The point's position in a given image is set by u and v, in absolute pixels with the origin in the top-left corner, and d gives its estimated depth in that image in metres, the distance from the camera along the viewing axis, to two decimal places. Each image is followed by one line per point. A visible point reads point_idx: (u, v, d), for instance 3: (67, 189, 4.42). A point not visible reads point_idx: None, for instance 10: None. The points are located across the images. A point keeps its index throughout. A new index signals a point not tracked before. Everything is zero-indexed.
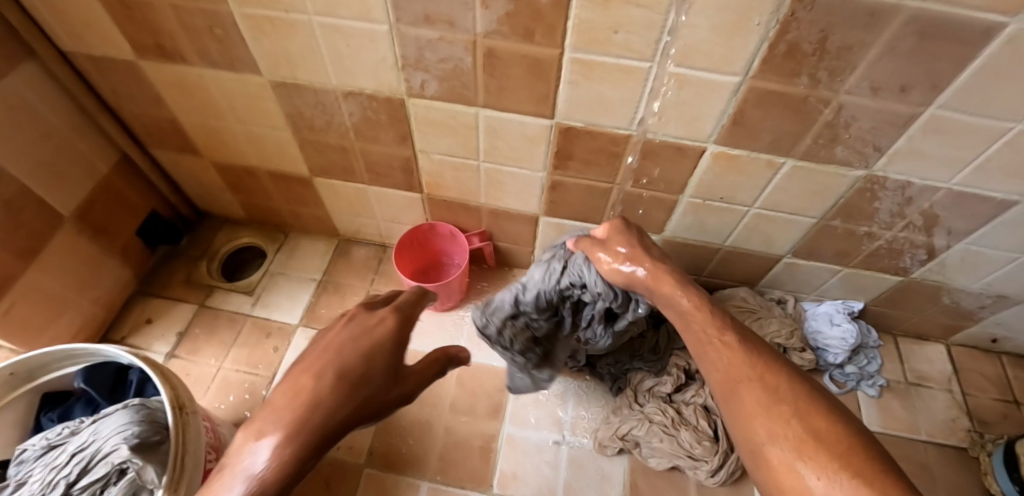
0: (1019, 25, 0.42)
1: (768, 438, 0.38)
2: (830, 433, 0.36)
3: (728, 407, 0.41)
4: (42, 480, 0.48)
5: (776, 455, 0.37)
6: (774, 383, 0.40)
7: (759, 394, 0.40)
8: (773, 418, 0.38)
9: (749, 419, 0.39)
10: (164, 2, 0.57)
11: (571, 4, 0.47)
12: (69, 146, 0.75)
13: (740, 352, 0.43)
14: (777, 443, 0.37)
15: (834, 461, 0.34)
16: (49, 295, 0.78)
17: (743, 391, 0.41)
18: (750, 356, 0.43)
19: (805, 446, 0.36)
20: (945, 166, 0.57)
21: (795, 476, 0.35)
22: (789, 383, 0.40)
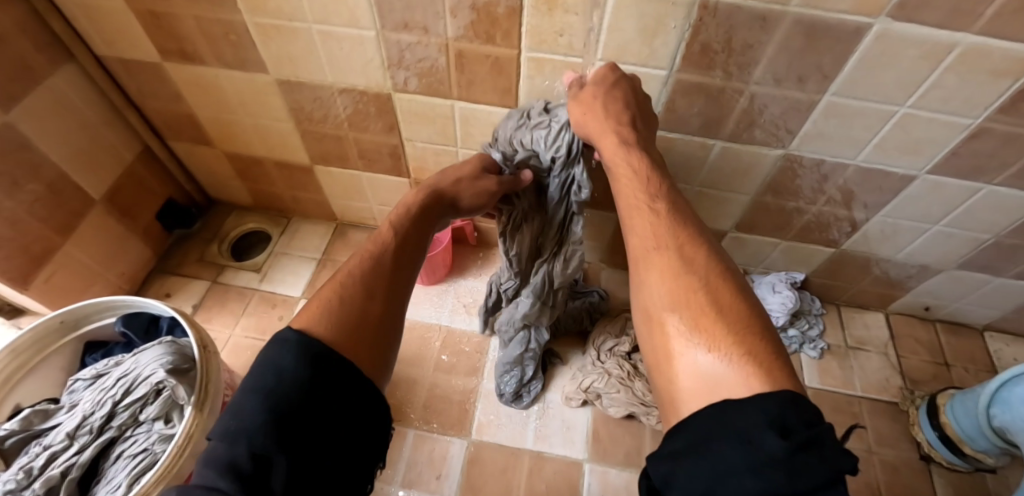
0: (882, 26, 0.51)
1: (666, 308, 0.37)
2: (738, 315, 0.35)
3: (642, 277, 0.40)
4: (93, 399, 0.61)
5: (667, 322, 0.36)
6: (697, 261, 0.39)
7: (675, 266, 0.39)
8: (681, 289, 0.37)
9: (656, 289, 0.38)
10: (186, 13, 0.68)
11: (522, 12, 0.58)
12: (100, 137, 0.86)
13: (674, 227, 0.42)
14: (675, 311, 0.36)
15: (723, 335, 0.33)
16: (81, 267, 0.89)
17: (659, 262, 0.40)
18: (675, 232, 0.41)
19: (704, 318, 0.35)
20: (850, 145, 0.67)
21: (682, 343, 0.34)
22: (710, 264, 0.39)
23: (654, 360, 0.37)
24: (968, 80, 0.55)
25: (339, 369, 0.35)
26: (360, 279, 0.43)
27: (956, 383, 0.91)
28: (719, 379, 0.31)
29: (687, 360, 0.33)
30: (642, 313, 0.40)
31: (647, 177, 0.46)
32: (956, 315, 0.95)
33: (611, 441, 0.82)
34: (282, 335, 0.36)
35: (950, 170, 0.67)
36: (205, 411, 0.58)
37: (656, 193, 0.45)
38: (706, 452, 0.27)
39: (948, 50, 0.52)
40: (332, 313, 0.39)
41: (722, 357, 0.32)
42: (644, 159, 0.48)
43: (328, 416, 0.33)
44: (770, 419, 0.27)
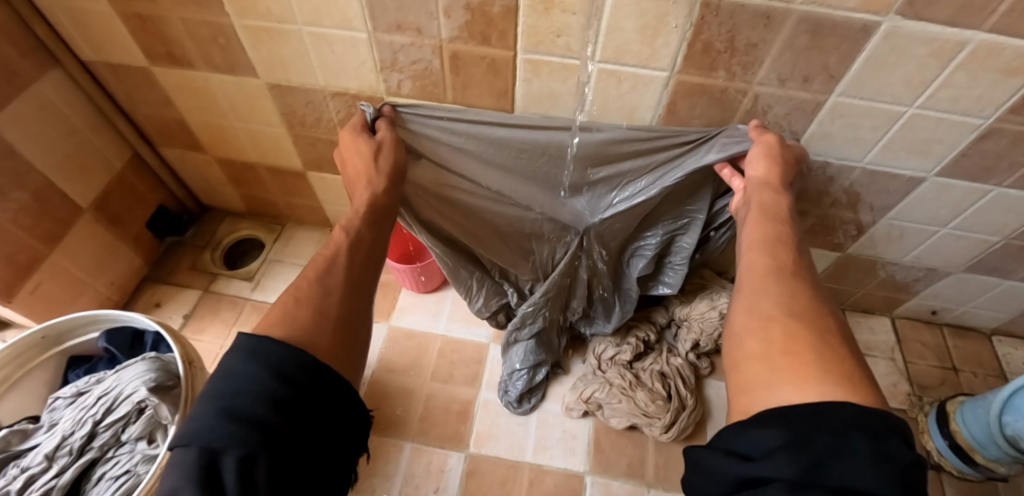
0: (891, 23, 0.49)
1: (783, 315, 0.39)
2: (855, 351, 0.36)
3: (760, 288, 0.43)
4: (73, 418, 0.58)
5: (782, 326, 0.38)
6: (820, 296, 0.42)
7: (800, 291, 0.42)
8: (805, 309, 0.40)
9: (777, 300, 0.41)
10: (174, 15, 0.66)
11: (518, 12, 0.56)
12: (88, 144, 0.84)
13: (798, 266, 0.46)
14: (794, 321, 0.38)
15: (845, 355, 0.35)
16: (69, 277, 0.87)
17: (781, 283, 0.43)
18: (805, 271, 0.46)
19: (824, 335, 0.37)
20: (855, 147, 0.65)
21: (780, 342, 0.37)
22: (829, 302, 0.42)
23: (741, 355, 0.38)
24: (980, 78, 0.53)
25: (314, 378, 0.35)
26: (321, 280, 0.44)
27: (965, 389, 0.89)
28: (824, 383, 0.32)
29: (797, 366, 0.34)
30: (741, 317, 0.42)
31: (783, 224, 0.51)
32: (963, 318, 0.94)
33: (613, 451, 0.80)
34: (239, 343, 0.36)
35: (959, 171, 0.65)
36: None
37: (791, 238, 0.50)
38: (831, 434, 0.27)
39: (958, 47, 0.50)
40: (296, 318, 0.40)
41: (831, 376, 0.32)
42: (787, 211, 0.53)
43: (307, 421, 0.33)
44: (892, 430, 0.28)
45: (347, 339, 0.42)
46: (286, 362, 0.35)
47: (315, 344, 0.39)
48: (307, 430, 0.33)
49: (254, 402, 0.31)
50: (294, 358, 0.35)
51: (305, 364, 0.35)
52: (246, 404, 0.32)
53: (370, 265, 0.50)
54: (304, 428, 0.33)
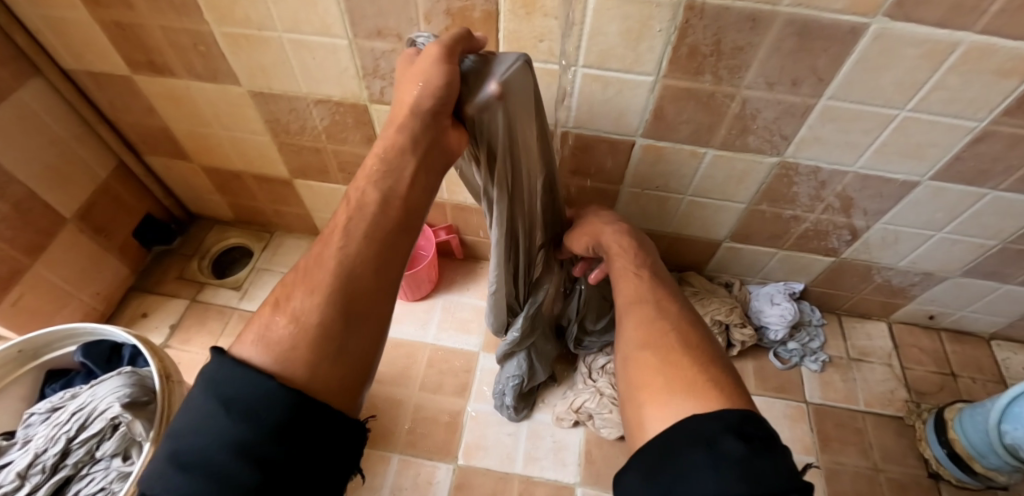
0: (879, 25, 0.48)
1: (639, 348, 0.45)
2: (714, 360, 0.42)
3: (623, 327, 0.49)
4: (46, 435, 0.57)
5: (639, 359, 0.44)
6: (669, 312, 0.48)
7: (651, 318, 0.48)
8: (654, 333, 0.46)
9: (632, 336, 0.47)
10: (153, 23, 0.65)
11: (499, 17, 0.55)
12: (71, 153, 0.83)
13: (651, 287, 0.52)
14: (648, 349, 0.44)
15: (689, 368, 0.40)
16: (52, 288, 0.86)
17: (638, 314, 0.49)
18: (654, 291, 0.52)
19: (672, 356, 0.42)
20: (846, 151, 0.64)
21: (638, 377, 0.42)
22: (680, 315, 0.48)
23: (625, 395, 0.43)
24: (973, 81, 0.51)
25: (276, 407, 0.28)
26: (330, 290, 0.34)
27: (964, 395, 0.88)
28: (675, 405, 0.37)
29: (654, 395, 0.39)
30: (621, 353, 0.47)
31: (633, 257, 0.57)
32: (962, 323, 0.92)
33: (605, 463, 0.78)
34: (209, 373, 0.30)
35: (954, 175, 0.63)
36: None
37: (640, 263, 0.56)
38: (676, 461, 0.32)
39: (950, 49, 0.49)
40: (295, 350, 0.32)
41: (681, 394, 0.38)
42: (629, 242, 0.58)
43: (273, 453, 0.27)
44: (729, 429, 0.32)
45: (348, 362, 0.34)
46: (246, 390, 0.29)
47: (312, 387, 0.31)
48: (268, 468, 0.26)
49: (209, 444, 0.26)
50: (253, 385, 0.29)
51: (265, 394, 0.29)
52: (200, 447, 0.27)
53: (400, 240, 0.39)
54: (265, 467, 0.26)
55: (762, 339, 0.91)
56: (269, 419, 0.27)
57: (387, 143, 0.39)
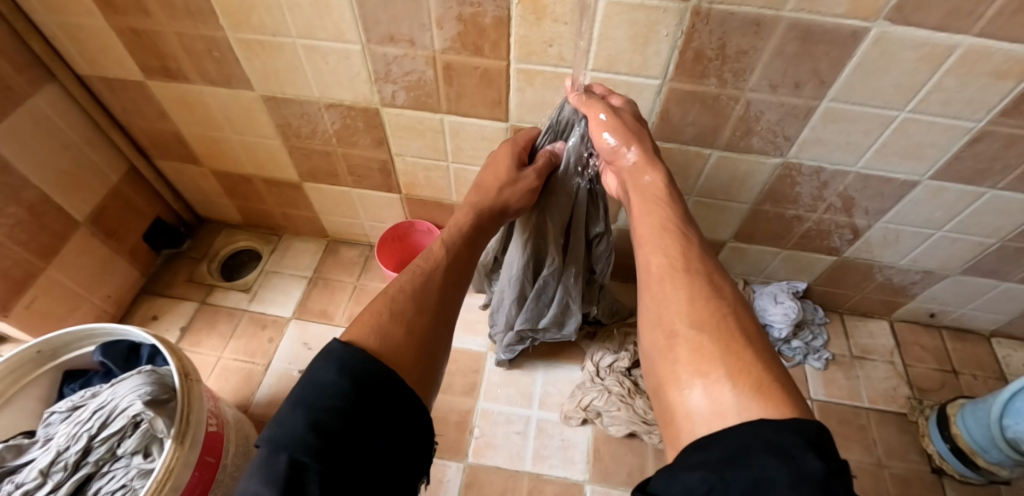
0: (880, 29, 0.50)
1: (690, 328, 0.37)
2: (763, 345, 0.36)
3: (666, 292, 0.41)
4: (67, 433, 0.58)
5: (691, 341, 0.36)
6: (724, 291, 0.40)
7: (700, 293, 0.40)
8: (709, 313, 0.38)
9: (679, 310, 0.39)
10: (169, 30, 0.66)
11: (510, 23, 0.56)
12: (84, 158, 0.84)
13: (699, 255, 0.44)
14: (699, 331, 0.37)
15: (752, 361, 0.33)
16: (64, 291, 0.87)
17: (683, 286, 0.41)
18: (703, 262, 0.43)
19: (733, 345, 0.35)
20: (848, 151, 0.65)
21: (690, 370, 0.35)
22: (734, 295, 0.40)
23: (662, 376, 0.37)
24: (969, 82, 0.53)
25: (382, 386, 0.33)
26: (412, 298, 0.43)
27: (965, 392, 0.89)
28: (740, 403, 0.31)
29: (711, 382, 0.33)
30: (656, 332, 0.40)
31: (674, 210, 0.48)
32: (962, 321, 0.93)
33: (613, 460, 0.79)
34: (328, 347, 0.35)
35: (953, 174, 0.65)
36: (186, 444, 0.56)
37: (684, 223, 0.47)
38: (743, 465, 0.26)
39: (947, 52, 0.51)
40: (380, 326, 0.39)
41: (746, 390, 0.31)
42: (668, 191, 0.50)
43: (381, 433, 0.31)
44: (809, 444, 0.26)
45: (420, 353, 0.39)
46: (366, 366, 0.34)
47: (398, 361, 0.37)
48: (367, 438, 0.30)
49: (339, 399, 0.31)
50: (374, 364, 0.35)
51: (378, 369, 0.34)
52: (318, 398, 0.31)
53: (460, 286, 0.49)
54: (362, 441, 0.30)
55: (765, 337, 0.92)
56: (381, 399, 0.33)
57: (455, 222, 0.54)
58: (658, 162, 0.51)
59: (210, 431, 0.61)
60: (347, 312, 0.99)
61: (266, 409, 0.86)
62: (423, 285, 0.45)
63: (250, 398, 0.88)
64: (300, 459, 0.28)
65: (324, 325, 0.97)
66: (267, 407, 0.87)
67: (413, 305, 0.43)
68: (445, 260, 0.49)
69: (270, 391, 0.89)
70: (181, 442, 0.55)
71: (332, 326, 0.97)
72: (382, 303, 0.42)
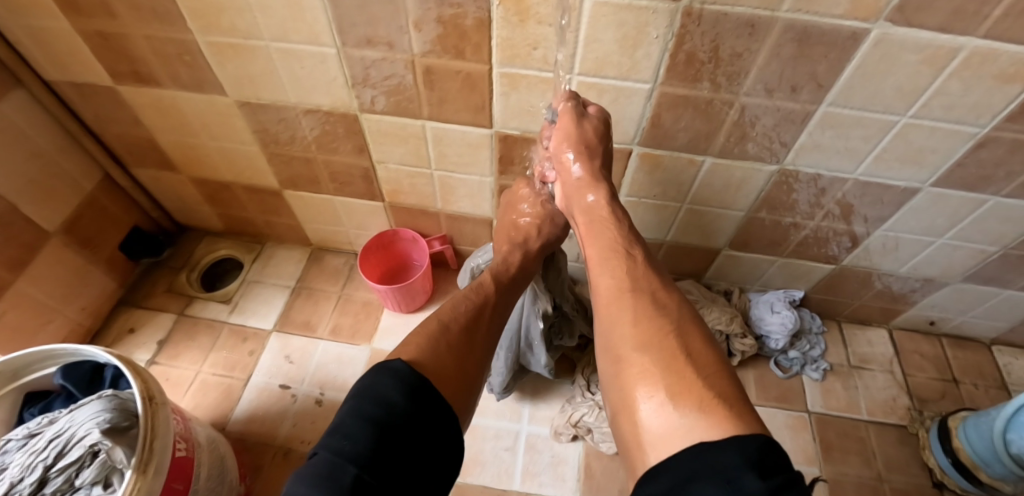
0: (881, 30, 0.47)
1: (635, 350, 0.36)
2: (713, 360, 0.35)
3: (612, 313, 0.40)
4: (22, 463, 0.55)
5: (636, 364, 0.35)
6: (667, 305, 0.40)
7: (644, 311, 0.39)
8: (652, 331, 0.36)
9: (625, 331, 0.38)
10: (137, 33, 0.63)
11: (492, 24, 0.53)
12: (54, 166, 0.80)
13: (644, 272, 0.44)
14: (643, 351, 0.35)
15: (696, 380, 0.32)
16: (36, 305, 0.83)
17: (629, 305, 0.40)
18: (648, 279, 0.43)
19: (677, 363, 0.34)
20: (847, 157, 0.63)
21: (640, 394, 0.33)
22: (681, 310, 0.39)
23: (618, 404, 0.36)
24: (973, 86, 0.50)
25: (436, 416, 0.39)
26: (467, 333, 0.50)
27: (966, 402, 0.87)
28: (689, 426, 0.29)
29: (661, 406, 0.32)
30: (608, 357, 0.39)
31: (621, 229, 0.50)
32: (962, 328, 0.91)
33: (605, 478, 0.76)
34: (394, 365, 0.40)
35: (954, 181, 0.62)
36: (149, 472, 0.52)
37: (627, 241, 0.48)
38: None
39: (951, 54, 0.48)
40: (433, 347, 0.45)
41: (691, 411, 0.30)
42: (611, 210, 0.52)
43: (417, 447, 0.36)
44: (749, 466, 0.25)
45: (469, 386, 0.45)
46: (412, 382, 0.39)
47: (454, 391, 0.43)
48: (415, 462, 0.36)
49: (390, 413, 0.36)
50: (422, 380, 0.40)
51: (434, 397, 0.40)
52: (381, 416, 0.36)
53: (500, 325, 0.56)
54: (410, 464, 0.35)
55: (762, 347, 0.90)
56: (423, 414, 0.38)
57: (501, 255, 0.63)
58: (602, 181, 0.54)
59: (178, 455, 0.58)
60: (331, 323, 0.96)
61: (245, 426, 0.83)
62: (474, 317, 0.53)
63: (228, 415, 0.84)
64: (362, 474, 0.33)
65: (306, 337, 0.94)
66: (246, 424, 0.83)
67: (465, 337, 0.49)
68: (491, 293, 0.57)
69: (249, 407, 0.85)
70: (143, 471, 0.52)
71: (314, 338, 0.94)
72: (434, 324, 0.49)
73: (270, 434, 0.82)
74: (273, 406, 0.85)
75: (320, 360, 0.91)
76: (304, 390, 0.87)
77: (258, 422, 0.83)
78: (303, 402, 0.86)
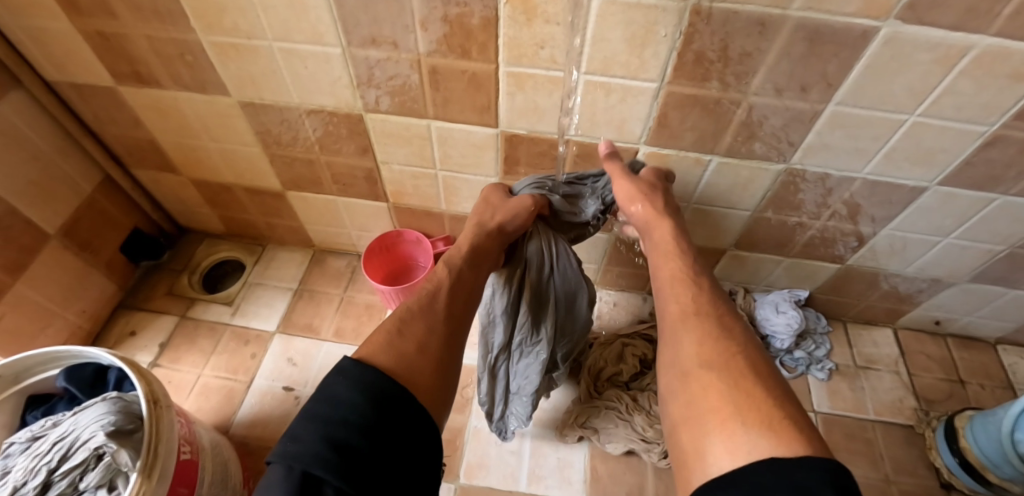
0: (892, 28, 0.46)
1: (699, 367, 0.41)
2: (773, 384, 0.38)
3: (679, 333, 0.45)
4: (25, 466, 0.54)
5: (704, 383, 0.39)
6: (733, 332, 0.44)
7: (709, 334, 0.43)
8: (718, 352, 0.41)
9: (691, 351, 0.43)
10: (138, 33, 0.62)
11: (498, 23, 0.53)
12: (54, 168, 0.79)
13: (709, 300, 0.48)
14: (713, 372, 0.40)
15: (764, 401, 0.36)
16: (35, 308, 0.82)
17: (695, 327, 0.45)
18: (713, 305, 0.47)
19: (744, 384, 0.38)
20: (855, 157, 0.62)
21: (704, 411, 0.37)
22: (744, 336, 0.44)
23: (680, 419, 0.40)
24: (984, 85, 0.50)
25: (398, 404, 0.37)
26: (421, 320, 0.47)
27: (973, 403, 0.86)
28: (751, 441, 0.32)
29: (723, 424, 0.35)
30: (672, 374, 0.43)
31: (685, 258, 0.54)
32: (968, 328, 0.91)
33: (611, 480, 0.76)
34: (343, 364, 0.39)
35: (963, 181, 0.62)
36: (154, 476, 0.51)
37: (694, 270, 0.52)
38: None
39: (962, 53, 0.48)
40: (390, 345, 0.42)
41: (758, 430, 0.33)
42: (676, 240, 0.56)
43: (384, 441, 0.34)
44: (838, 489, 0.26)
45: (431, 371, 0.43)
46: (368, 377, 0.38)
47: (412, 378, 0.40)
48: (387, 454, 0.33)
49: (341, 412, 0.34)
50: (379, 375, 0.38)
51: (388, 385, 0.38)
52: (332, 414, 0.34)
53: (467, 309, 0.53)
54: (370, 460, 0.32)
55: (767, 348, 0.90)
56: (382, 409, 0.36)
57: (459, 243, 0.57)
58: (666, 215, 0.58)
59: (182, 458, 0.57)
60: (333, 325, 0.95)
61: (247, 429, 0.82)
62: (431, 306, 0.49)
63: (231, 418, 0.84)
64: (314, 470, 0.31)
65: (309, 340, 0.93)
66: (248, 427, 0.83)
67: (421, 323, 0.47)
68: (447, 278, 0.53)
69: (251, 410, 0.85)
70: (149, 475, 0.51)
71: (317, 341, 0.93)
72: (394, 320, 0.47)
73: (273, 438, 0.82)
74: (275, 410, 0.85)
75: (322, 363, 0.90)
76: (307, 393, 0.86)
77: (260, 426, 0.83)
78: None
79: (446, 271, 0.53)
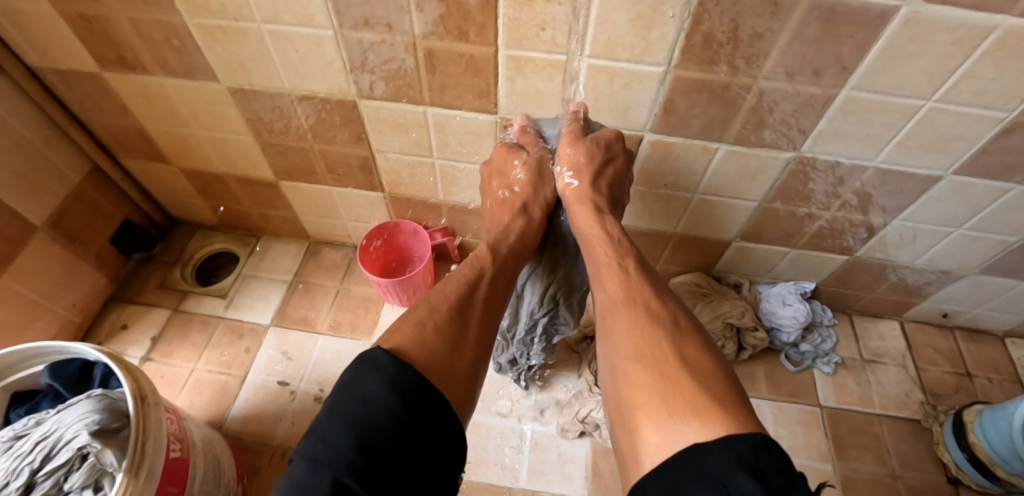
0: (911, 8, 0.44)
1: (630, 361, 0.41)
2: (700, 366, 0.39)
3: (612, 323, 0.46)
4: (7, 467, 0.52)
5: (631, 375, 0.40)
6: (661, 316, 0.45)
7: (637, 322, 0.44)
8: (644, 342, 0.42)
9: (619, 344, 0.43)
10: (121, 15, 0.59)
11: (497, 4, 0.50)
12: (39, 158, 0.77)
13: (636, 286, 0.49)
14: (641, 362, 0.40)
15: (687, 385, 0.36)
16: (23, 302, 0.80)
17: (625, 319, 0.45)
18: (642, 292, 0.48)
19: (667, 371, 0.38)
20: (868, 145, 0.60)
21: (633, 404, 0.38)
22: (674, 319, 0.45)
23: (615, 415, 0.40)
24: (1007, 68, 0.48)
25: (430, 411, 0.37)
26: (456, 313, 0.48)
27: (980, 397, 0.85)
28: (679, 429, 0.33)
29: (654, 416, 0.35)
30: (609, 371, 0.43)
31: (619, 242, 0.55)
32: (976, 321, 0.89)
33: (613, 475, 0.74)
34: (378, 356, 0.39)
35: (979, 170, 0.60)
36: (141, 476, 0.49)
37: (624, 255, 0.53)
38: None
39: (984, 35, 0.45)
40: (423, 341, 0.43)
41: (684, 416, 0.33)
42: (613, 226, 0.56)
43: (413, 445, 0.35)
44: (740, 462, 0.28)
45: (465, 378, 0.44)
46: (405, 374, 0.38)
47: (446, 377, 0.42)
48: (405, 466, 0.34)
49: (381, 415, 0.35)
50: (412, 372, 0.39)
51: (421, 387, 0.38)
52: (363, 415, 0.35)
53: (497, 301, 0.54)
54: (400, 465, 0.34)
55: (773, 341, 0.89)
56: (420, 411, 0.36)
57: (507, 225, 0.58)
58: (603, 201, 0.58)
59: (172, 456, 0.56)
60: (329, 318, 0.93)
61: (242, 425, 0.81)
62: (468, 297, 0.51)
63: (225, 414, 0.82)
64: (343, 478, 0.31)
65: (304, 333, 0.91)
66: (242, 423, 0.81)
67: (455, 319, 0.48)
68: (488, 265, 0.54)
69: (245, 406, 0.83)
70: (135, 474, 0.49)
71: (312, 334, 0.91)
72: (423, 314, 0.47)
73: (266, 434, 0.80)
74: (269, 405, 0.83)
75: (318, 356, 0.89)
76: (303, 388, 0.85)
77: (255, 422, 0.81)
78: (302, 400, 0.83)
79: (490, 256, 0.55)
